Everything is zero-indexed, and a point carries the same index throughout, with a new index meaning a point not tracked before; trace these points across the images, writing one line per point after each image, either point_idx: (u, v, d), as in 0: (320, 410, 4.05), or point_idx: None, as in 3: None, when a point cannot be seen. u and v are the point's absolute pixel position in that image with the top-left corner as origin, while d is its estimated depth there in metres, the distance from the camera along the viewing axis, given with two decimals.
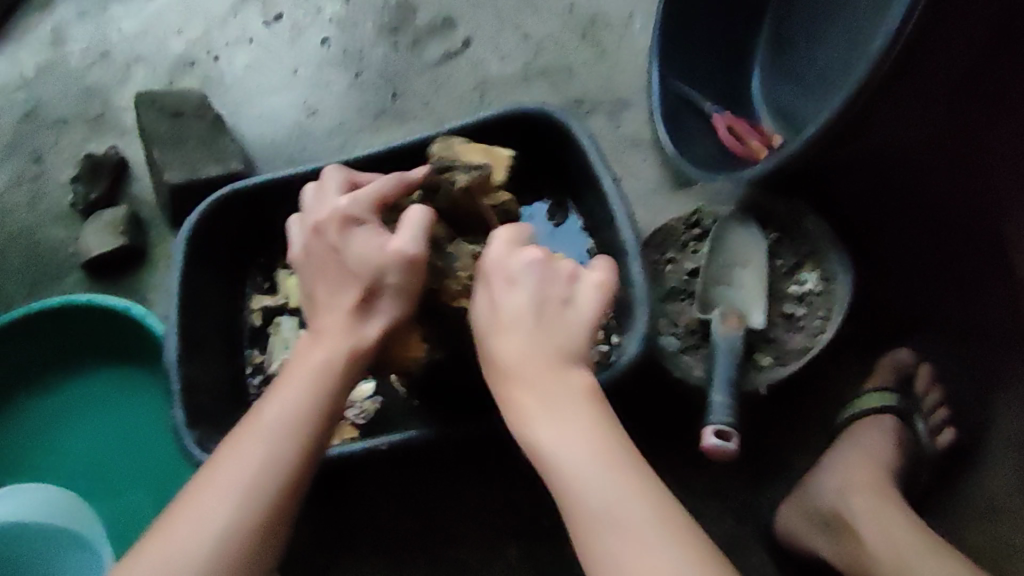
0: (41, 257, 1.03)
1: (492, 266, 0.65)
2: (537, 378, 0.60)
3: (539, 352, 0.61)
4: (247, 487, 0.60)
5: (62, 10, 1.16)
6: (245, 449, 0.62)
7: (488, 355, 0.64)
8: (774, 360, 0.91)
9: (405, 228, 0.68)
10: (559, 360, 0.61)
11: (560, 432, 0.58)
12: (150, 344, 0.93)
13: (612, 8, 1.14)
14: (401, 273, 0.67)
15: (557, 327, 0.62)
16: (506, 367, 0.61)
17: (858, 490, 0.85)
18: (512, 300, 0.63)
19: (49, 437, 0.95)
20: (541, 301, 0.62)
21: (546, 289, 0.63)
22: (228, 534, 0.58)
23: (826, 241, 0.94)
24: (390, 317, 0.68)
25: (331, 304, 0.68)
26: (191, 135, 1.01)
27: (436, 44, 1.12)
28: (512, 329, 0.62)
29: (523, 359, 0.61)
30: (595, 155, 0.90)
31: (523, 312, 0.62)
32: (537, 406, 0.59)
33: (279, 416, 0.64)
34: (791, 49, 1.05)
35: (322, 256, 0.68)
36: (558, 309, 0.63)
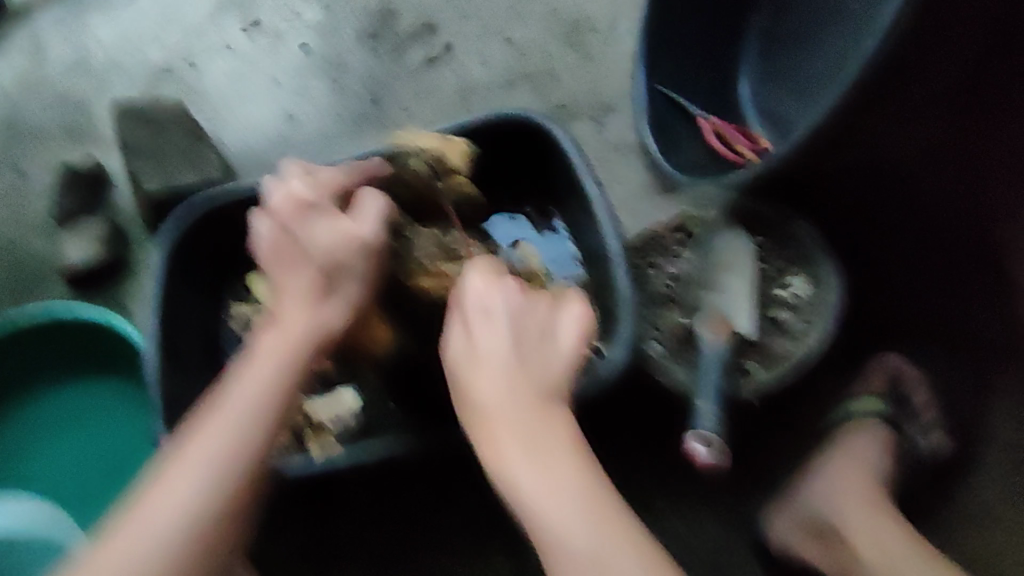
0: (19, 269, 1.02)
1: (470, 301, 0.63)
2: (517, 418, 0.58)
3: (519, 391, 0.59)
4: (209, 475, 0.58)
5: (41, 20, 1.15)
6: (207, 437, 0.59)
7: (463, 397, 0.62)
8: (760, 366, 0.89)
9: (368, 213, 0.70)
10: (541, 403, 0.60)
11: (541, 470, 0.57)
12: (130, 355, 0.91)
13: (595, 11, 1.13)
14: (363, 259, 0.69)
15: (537, 369, 0.61)
16: (488, 407, 0.59)
17: (853, 501, 0.83)
18: (491, 334, 0.61)
19: (23, 450, 0.93)
20: (520, 342, 0.61)
21: (525, 325, 0.62)
22: (196, 523, 0.57)
23: (812, 245, 0.93)
24: (354, 301, 0.69)
25: (291, 290, 0.67)
26: (170, 143, 1.00)
27: (418, 51, 1.11)
28: (491, 366, 0.60)
29: (499, 404, 0.59)
30: (578, 157, 0.88)
31: (504, 349, 0.60)
32: (518, 449, 0.58)
33: (239, 404, 0.61)
34: (776, 51, 1.04)
35: (282, 243, 0.67)
36: (538, 351, 0.61)
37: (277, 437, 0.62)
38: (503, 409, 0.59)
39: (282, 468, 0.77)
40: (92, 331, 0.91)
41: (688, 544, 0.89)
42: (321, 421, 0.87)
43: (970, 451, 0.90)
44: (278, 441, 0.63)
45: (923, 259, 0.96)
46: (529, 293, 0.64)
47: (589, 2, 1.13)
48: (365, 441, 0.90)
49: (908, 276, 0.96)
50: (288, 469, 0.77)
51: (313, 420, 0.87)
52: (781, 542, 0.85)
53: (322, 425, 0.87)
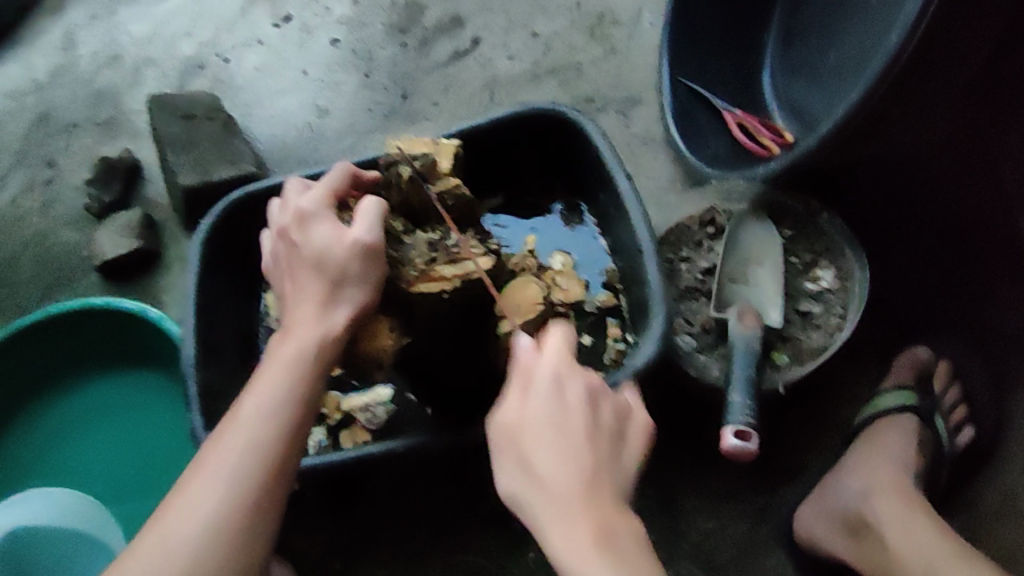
0: (55, 261, 1.03)
1: (547, 376, 0.59)
2: (592, 508, 0.55)
3: (597, 484, 0.56)
4: (232, 474, 0.61)
5: (73, 15, 1.16)
6: (227, 442, 0.62)
7: (527, 478, 0.56)
8: (791, 360, 0.90)
9: (362, 218, 0.67)
10: (615, 499, 0.56)
11: (615, 562, 0.53)
12: (167, 347, 0.93)
13: (621, 5, 1.13)
14: (361, 262, 0.66)
15: (612, 464, 0.58)
16: (562, 495, 0.55)
17: (884, 493, 0.84)
18: (569, 417, 0.57)
19: (64, 440, 0.95)
20: (598, 432, 0.58)
21: (602, 414, 0.59)
22: (221, 519, 0.59)
23: (840, 239, 0.94)
24: (356, 305, 0.67)
25: (299, 299, 0.67)
26: (203, 137, 1.01)
27: (445, 44, 1.12)
28: (570, 455, 0.56)
29: (576, 491, 0.55)
30: (608, 152, 0.88)
31: (582, 435, 0.57)
32: (593, 545, 0.54)
33: (257, 408, 0.63)
34: (802, 44, 1.05)
35: (287, 255, 0.68)
36: (613, 443, 0.59)
37: (298, 434, 0.64)
38: (580, 499, 0.55)
39: (301, 462, 0.79)
40: (129, 323, 0.93)
41: (713, 537, 0.90)
42: (354, 412, 0.92)
43: (995, 443, 0.91)
44: (299, 438, 0.64)
45: (950, 252, 0.97)
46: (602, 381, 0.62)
47: None
48: (396, 434, 0.91)
49: (936, 269, 0.97)
50: (309, 461, 0.79)
51: (346, 412, 0.92)
52: (810, 533, 0.87)
53: (354, 417, 0.92)
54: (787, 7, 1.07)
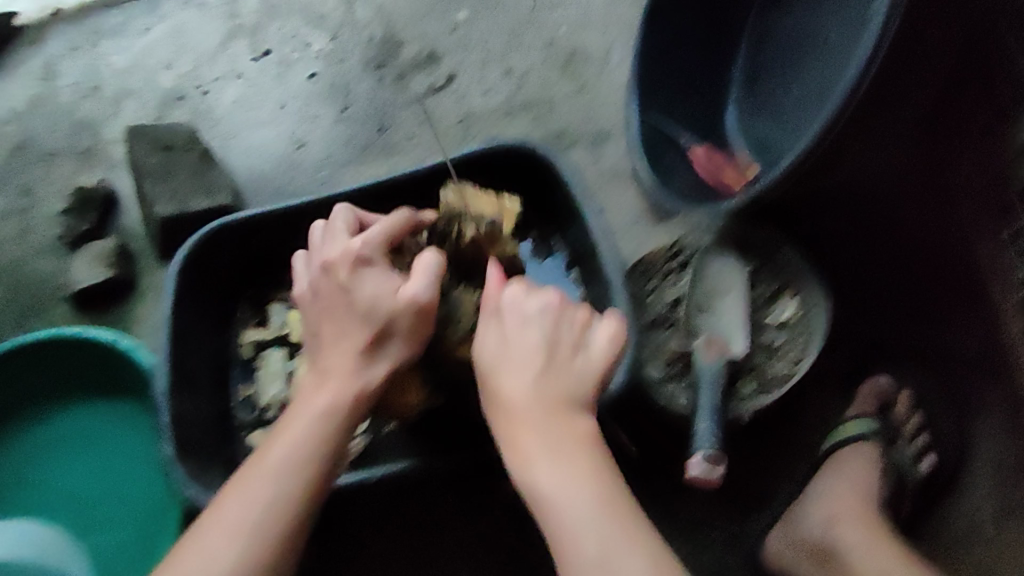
0: (28, 289, 1.03)
1: (507, 305, 0.68)
2: (539, 413, 0.63)
3: (546, 391, 0.64)
4: (257, 523, 0.62)
5: (53, 46, 1.18)
6: (254, 486, 0.63)
7: (490, 391, 0.66)
8: (756, 389, 0.92)
9: (419, 273, 0.69)
10: (566, 401, 0.64)
11: (553, 459, 0.61)
12: (138, 376, 0.93)
13: (593, 42, 1.17)
14: (413, 317, 0.69)
15: (566, 376, 0.65)
16: (516, 403, 0.63)
17: (846, 520, 0.86)
18: (525, 336, 0.67)
19: (32, 473, 0.95)
20: (552, 345, 0.66)
21: (558, 331, 0.67)
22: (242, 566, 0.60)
23: (801, 269, 0.96)
24: (396, 358, 0.69)
25: (337, 343, 0.68)
26: (180, 168, 1.02)
27: (422, 79, 1.14)
28: (519, 366, 0.65)
29: (526, 399, 0.63)
30: (577, 187, 0.92)
31: (535, 351, 0.65)
32: (539, 445, 0.62)
33: (285, 454, 0.64)
34: (764, 83, 1.08)
35: (331, 295, 0.69)
36: (568, 354, 0.66)
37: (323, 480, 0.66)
38: (528, 404, 0.63)
39: (341, 477, 0.80)
40: (104, 353, 0.93)
41: (686, 563, 0.92)
42: None
43: (957, 470, 0.93)
44: (322, 485, 0.66)
45: (910, 284, 1.00)
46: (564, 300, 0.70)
47: (588, 33, 1.17)
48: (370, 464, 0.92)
49: (899, 304, 0.99)
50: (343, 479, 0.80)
51: None
52: (780, 560, 0.88)
53: None
54: (749, 47, 1.11)
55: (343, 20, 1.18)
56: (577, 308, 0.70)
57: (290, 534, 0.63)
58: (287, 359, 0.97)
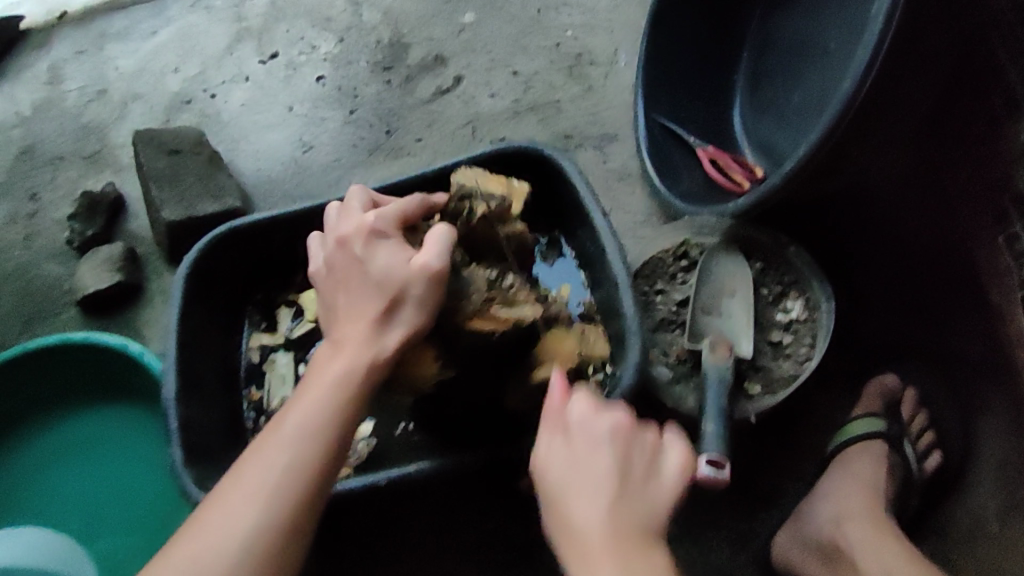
0: (36, 294, 1.04)
1: (575, 422, 0.62)
2: (616, 551, 0.55)
3: (622, 524, 0.56)
4: (273, 487, 0.61)
5: (59, 50, 1.18)
6: (269, 452, 0.63)
7: (558, 522, 0.58)
8: (763, 389, 0.93)
9: (431, 243, 0.69)
10: (642, 536, 0.56)
11: None
12: (146, 380, 0.94)
13: (598, 45, 1.18)
14: (424, 286, 0.68)
15: (640, 504, 0.58)
16: (585, 535, 0.56)
17: (854, 518, 0.87)
18: (595, 457, 0.60)
19: (41, 479, 0.95)
20: (623, 470, 0.59)
21: (630, 452, 0.61)
22: (257, 533, 0.60)
23: (806, 269, 0.97)
24: (410, 326, 0.68)
25: (352, 313, 0.68)
26: (188, 172, 1.02)
27: (428, 82, 1.15)
28: (589, 493, 0.58)
29: (600, 532, 0.56)
30: (585, 189, 0.91)
31: (607, 475, 0.59)
32: None
33: (300, 422, 0.64)
34: (770, 85, 1.09)
35: (346, 267, 0.70)
36: (640, 481, 0.60)
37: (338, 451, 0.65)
38: (605, 539, 0.55)
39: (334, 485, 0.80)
40: (112, 358, 0.94)
41: (694, 564, 0.92)
42: None
43: (962, 469, 0.94)
44: (337, 454, 0.65)
45: (914, 283, 1.01)
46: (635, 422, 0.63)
47: (594, 36, 1.18)
48: (379, 467, 0.92)
49: (903, 302, 1.01)
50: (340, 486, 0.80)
51: None
52: (785, 558, 0.89)
53: None
54: (754, 49, 1.12)
55: (350, 23, 1.19)
56: (647, 432, 0.64)
57: (304, 502, 0.62)
58: (295, 364, 0.98)
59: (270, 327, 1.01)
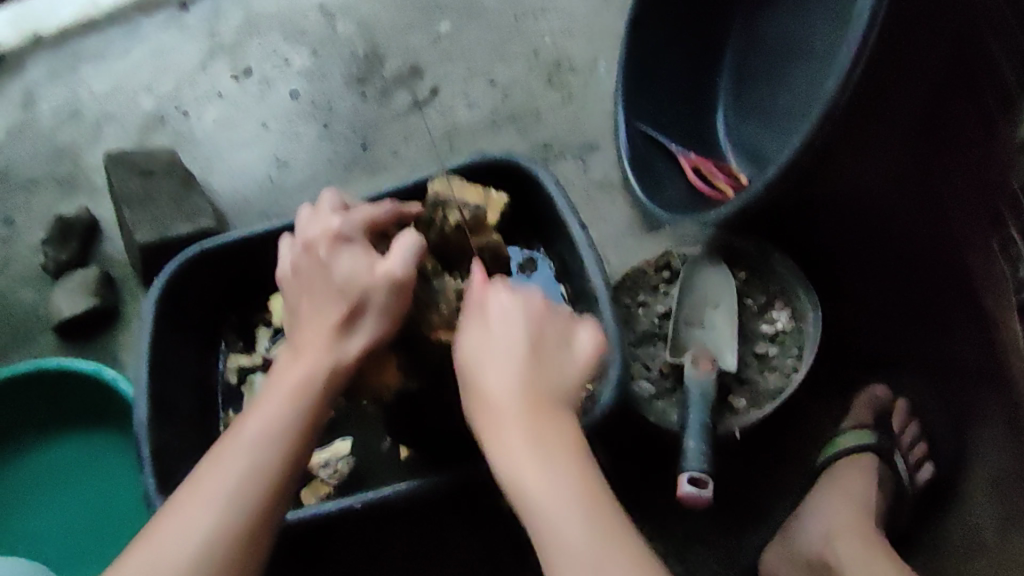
0: (12, 321, 1.03)
1: (493, 303, 0.63)
2: (528, 423, 0.58)
3: (534, 397, 0.59)
4: (227, 494, 0.58)
5: (33, 72, 1.17)
6: (226, 458, 0.60)
7: (475, 391, 0.61)
8: (748, 403, 0.90)
9: (397, 250, 0.68)
10: (552, 405, 0.60)
11: (549, 480, 0.56)
12: (122, 407, 0.93)
13: (577, 51, 1.15)
14: (387, 294, 0.66)
15: (553, 377, 0.61)
16: (500, 405, 0.59)
17: (844, 533, 0.84)
18: (511, 336, 0.61)
19: (14, 508, 0.94)
20: (537, 342, 0.61)
21: (545, 329, 0.63)
22: (216, 543, 0.56)
23: (791, 278, 0.94)
24: (372, 334, 0.66)
25: (315, 319, 0.66)
26: (160, 193, 1.01)
27: (404, 93, 1.13)
28: (504, 369, 0.60)
29: (512, 405, 0.59)
30: (561, 200, 0.88)
31: (520, 350, 0.61)
32: (527, 449, 0.57)
33: (260, 427, 0.61)
34: (752, 88, 1.06)
35: (310, 271, 0.67)
36: (555, 354, 0.62)
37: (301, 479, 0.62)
38: (516, 412, 0.58)
39: (287, 515, 0.75)
40: (88, 385, 0.93)
41: None
42: (315, 470, 0.89)
43: (958, 479, 0.91)
44: (297, 464, 0.62)
45: (906, 290, 0.97)
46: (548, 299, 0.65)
47: (572, 41, 1.15)
48: (357, 489, 0.89)
49: (897, 307, 0.97)
50: (295, 514, 0.76)
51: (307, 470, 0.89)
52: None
53: (315, 473, 0.89)
54: (736, 51, 1.09)
55: (324, 35, 1.17)
56: (561, 310, 0.66)
57: (265, 514, 0.59)
58: None
59: (247, 348, 0.99)
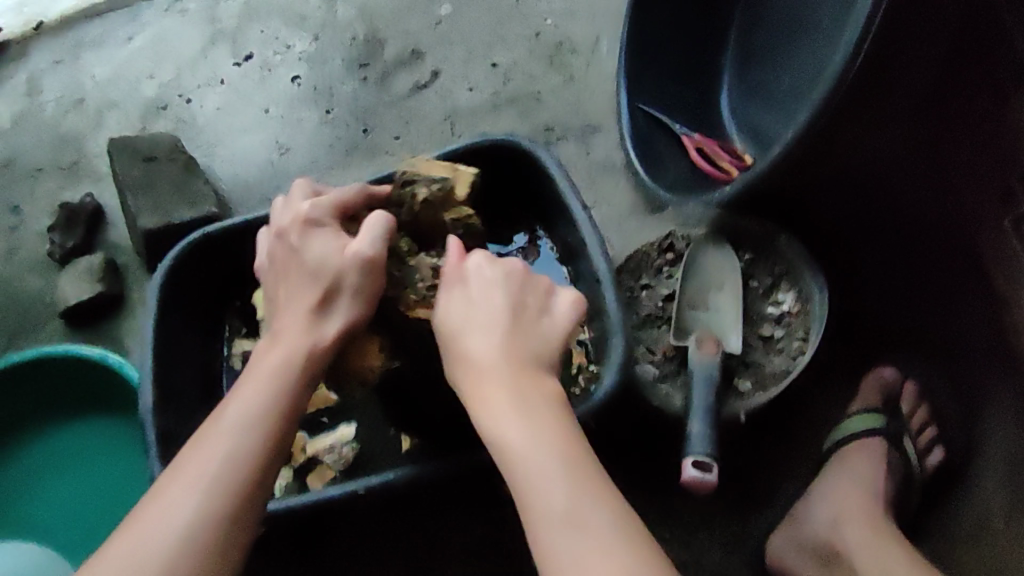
0: (19, 308, 1.04)
1: (472, 275, 0.65)
2: (508, 377, 0.59)
3: (513, 355, 0.61)
4: (208, 478, 0.58)
5: (37, 60, 1.17)
6: (208, 445, 0.59)
7: (455, 356, 0.62)
8: (754, 385, 0.89)
9: (365, 231, 0.68)
10: (531, 362, 0.61)
11: (528, 429, 0.57)
12: (128, 392, 0.94)
13: (579, 33, 1.14)
14: (359, 275, 0.66)
15: (532, 337, 0.62)
16: (481, 365, 0.60)
17: (850, 519, 0.83)
18: (490, 300, 0.64)
19: (21, 493, 0.95)
20: (517, 306, 0.64)
21: (524, 298, 0.64)
22: (197, 528, 0.56)
23: (798, 260, 0.92)
24: (347, 318, 0.66)
25: (291, 304, 0.66)
26: (162, 179, 1.01)
27: (405, 77, 1.12)
28: (483, 332, 0.62)
29: (495, 363, 0.60)
30: (563, 181, 0.88)
31: (499, 312, 0.63)
32: (506, 402, 0.58)
33: (241, 413, 0.61)
34: (757, 66, 1.05)
35: (284, 259, 0.68)
36: (534, 316, 0.64)
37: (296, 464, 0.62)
38: (496, 367, 0.60)
39: (267, 505, 0.74)
40: (94, 370, 0.94)
41: (687, 566, 0.89)
42: (319, 455, 0.89)
43: (966, 462, 0.89)
44: (281, 449, 0.62)
45: (911, 268, 0.97)
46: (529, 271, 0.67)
47: (575, 23, 1.14)
48: (360, 473, 0.89)
49: (904, 287, 0.97)
50: (274, 504, 0.75)
51: (311, 454, 0.89)
52: (781, 561, 0.85)
53: (319, 458, 0.89)
54: (740, 29, 1.08)
55: (325, 20, 1.16)
56: (541, 277, 0.68)
57: (249, 499, 0.59)
58: None
59: (250, 332, 0.99)
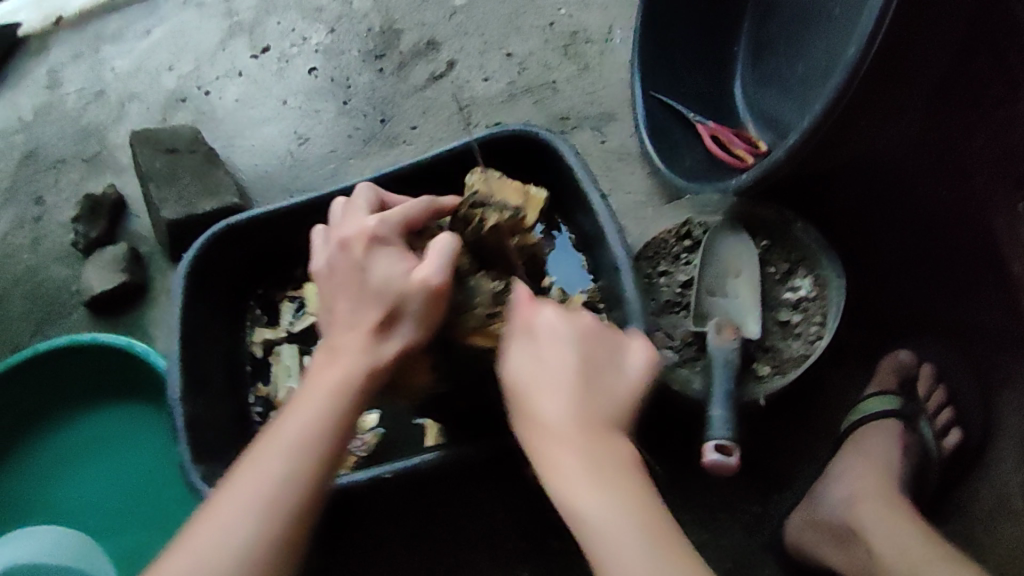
0: (45, 298, 1.05)
1: (541, 324, 0.62)
2: (580, 444, 0.56)
3: (585, 420, 0.57)
4: (267, 498, 0.59)
5: (56, 53, 1.19)
6: (264, 461, 0.61)
7: (522, 416, 0.59)
8: (773, 370, 0.90)
9: (432, 255, 0.67)
10: (605, 426, 0.58)
11: (605, 500, 0.54)
12: (155, 380, 0.95)
13: (594, 23, 1.14)
14: (424, 301, 0.66)
15: (605, 398, 0.59)
16: (551, 429, 0.57)
17: (868, 497, 0.84)
18: (559, 356, 0.60)
19: (53, 478, 0.97)
20: (590, 365, 0.60)
21: (597, 354, 0.61)
22: (253, 546, 0.58)
23: (816, 247, 0.94)
24: (407, 341, 0.66)
25: (351, 321, 0.65)
26: (185, 170, 1.02)
27: (422, 68, 1.13)
28: (552, 392, 0.59)
29: (566, 431, 0.57)
30: (582, 171, 0.88)
31: (569, 372, 0.59)
32: (578, 469, 0.55)
33: (297, 431, 0.62)
34: (770, 54, 1.05)
35: (346, 272, 0.67)
36: (606, 376, 0.60)
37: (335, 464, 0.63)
38: (568, 432, 0.57)
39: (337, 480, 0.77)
40: (121, 359, 0.95)
41: (707, 548, 0.90)
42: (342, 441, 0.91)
43: (985, 442, 0.91)
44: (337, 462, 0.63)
45: (925, 253, 0.97)
46: (601, 321, 0.64)
47: (589, 13, 1.15)
48: (386, 458, 0.90)
49: (916, 271, 0.97)
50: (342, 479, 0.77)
51: None
52: (800, 543, 0.86)
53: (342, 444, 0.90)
54: (755, 18, 1.08)
55: (341, 11, 1.17)
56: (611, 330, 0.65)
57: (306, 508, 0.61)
58: (299, 354, 0.98)
59: (269, 321, 1.00)
